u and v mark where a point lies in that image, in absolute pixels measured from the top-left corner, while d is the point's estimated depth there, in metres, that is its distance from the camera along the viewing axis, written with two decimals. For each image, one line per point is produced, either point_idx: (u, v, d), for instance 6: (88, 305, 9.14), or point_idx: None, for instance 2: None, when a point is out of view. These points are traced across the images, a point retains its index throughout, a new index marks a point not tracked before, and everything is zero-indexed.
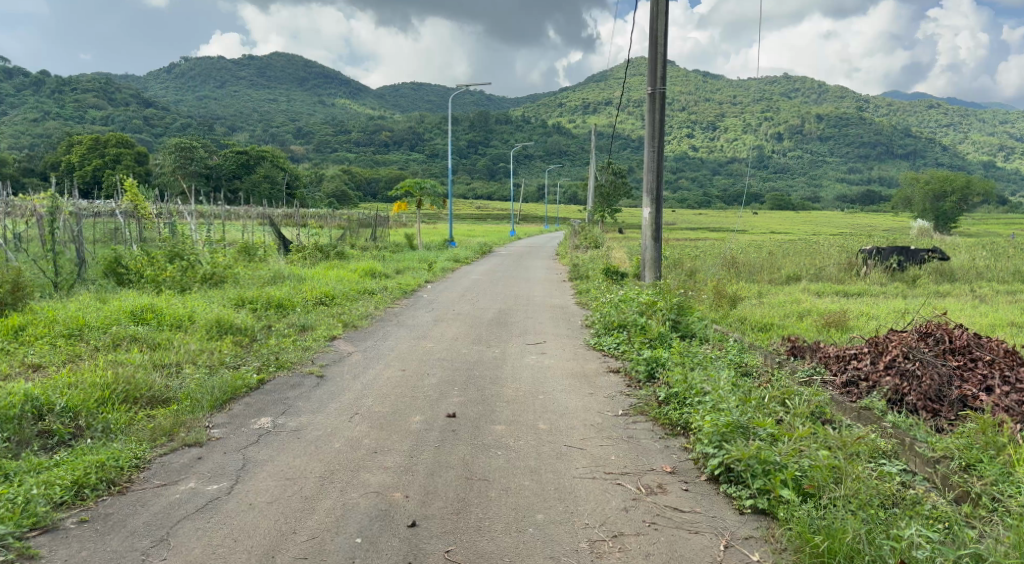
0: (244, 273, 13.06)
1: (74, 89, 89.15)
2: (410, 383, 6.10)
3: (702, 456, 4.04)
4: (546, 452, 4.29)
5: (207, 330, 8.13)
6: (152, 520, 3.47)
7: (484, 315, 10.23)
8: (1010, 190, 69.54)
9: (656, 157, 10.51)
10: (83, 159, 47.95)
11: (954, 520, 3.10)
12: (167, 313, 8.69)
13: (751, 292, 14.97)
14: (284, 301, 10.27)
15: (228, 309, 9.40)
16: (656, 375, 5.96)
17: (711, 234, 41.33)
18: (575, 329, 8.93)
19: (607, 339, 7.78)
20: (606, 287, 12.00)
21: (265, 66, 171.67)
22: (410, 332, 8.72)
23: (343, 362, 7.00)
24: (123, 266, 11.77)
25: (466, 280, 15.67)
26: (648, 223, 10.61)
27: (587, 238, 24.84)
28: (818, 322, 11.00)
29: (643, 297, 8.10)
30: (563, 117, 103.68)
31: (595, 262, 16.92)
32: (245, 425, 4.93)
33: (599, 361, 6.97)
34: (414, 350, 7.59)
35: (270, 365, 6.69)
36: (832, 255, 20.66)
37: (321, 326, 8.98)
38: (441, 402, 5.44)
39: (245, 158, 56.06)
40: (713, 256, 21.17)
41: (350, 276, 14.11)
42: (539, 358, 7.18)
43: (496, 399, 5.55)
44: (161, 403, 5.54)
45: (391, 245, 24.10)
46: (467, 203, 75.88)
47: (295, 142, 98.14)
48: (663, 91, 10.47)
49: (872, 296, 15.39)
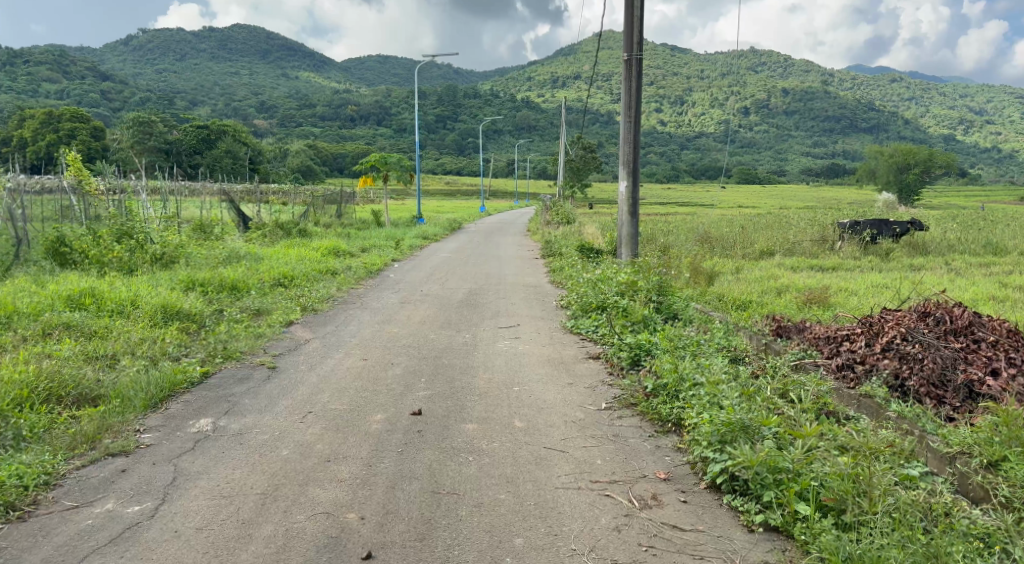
0: (200, 253, 12.30)
1: (26, 61, 85.57)
2: (371, 374, 5.55)
3: (699, 461, 3.61)
4: (524, 457, 3.78)
5: (151, 317, 7.40)
6: (54, 556, 2.89)
7: (453, 296, 9.67)
8: (969, 162, 70.71)
9: (633, 127, 10.01)
10: (36, 134, 45.95)
11: (997, 539, 2.69)
12: (108, 296, 7.96)
13: (727, 268, 14.63)
14: (238, 284, 9.58)
15: (177, 293, 8.69)
16: (641, 362, 5.51)
17: (680, 209, 41.33)
18: (550, 311, 8.43)
19: (584, 322, 7.28)
20: (581, 264, 11.55)
21: (226, 39, 166.60)
22: (373, 315, 8.15)
23: (298, 350, 6.40)
24: (66, 246, 10.91)
25: (434, 258, 15.10)
26: (625, 197, 10.12)
27: (559, 212, 24.35)
28: (799, 299, 10.75)
29: (622, 277, 7.64)
30: (532, 91, 102.47)
31: (568, 238, 16.44)
32: (181, 428, 4.32)
33: (577, 346, 6.50)
34: (378, 336, 7.01)
35: (217, 356, 6.03)
36: (805, 228, 20.50)
37: (277, 311, 8.37)
38: (405, 398, 4.91)
39: (205, 132, 54.28)
40: (686, 231, 20.88)
41: (311, 254, 13.38)
42: (511, 344, 6.66)
43: (468, 391, 5.06)
44: (89, 403, 4.84)
45: (356, 223, 23.35)
46: (435, 178, 74.87)
47: (259, 116, 95.56)
48: (640, 57, 9.89)
49: (847, 270, 15.20)
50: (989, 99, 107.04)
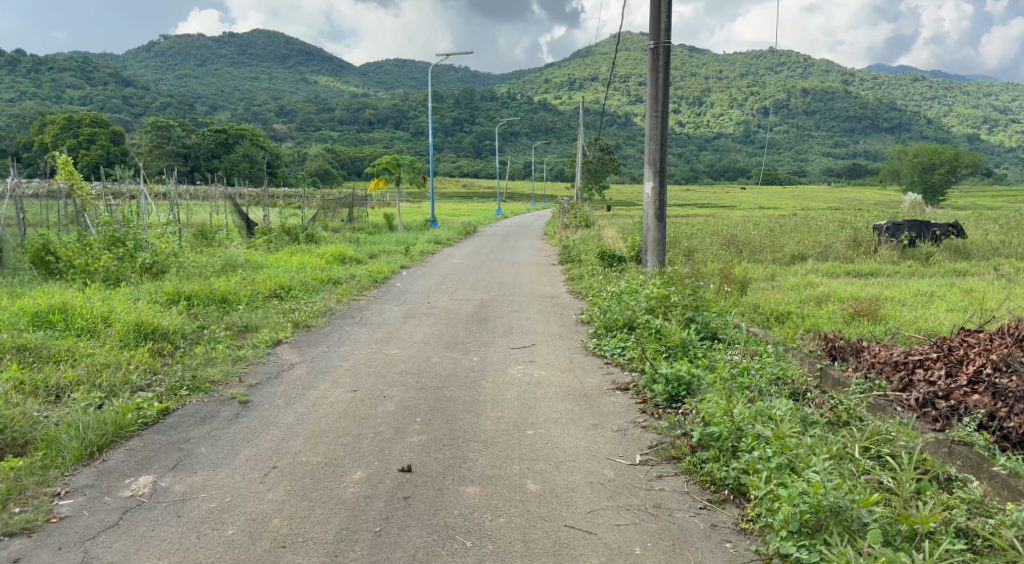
0: (195, 260, 11.49)
1: (50, 67, 86.13)
2: (357, 412, 4.66)
3: (777, 557, 2.77)
4: (540, 543, 2.92)
5: (122, 337, 6.56)
6: None
7: (463, 309, 8.78)
8: (996, 161, 68.46)
9: (659, 123, 9.11)
10: (56, 139, 45.51)
11: None
12: (79, 314, 7.11)
13: (760, 275, 13.68)
14: (228, 297, 8.77)
15: (158, 307, 7.86)
16: (683, 398, 4.62)
17: (701, 211, 40.15)
18: (570, 327, 7.52)
19: (609, 343, 6.37)
20: (602, 273, 10.62)
21: (246, 45, 167.40)
22: (373, 334, 7.30)
23: (279, 378, 5.56)
24: (52, 254, 10.09)
25: (446, 265, 14.24)
26: (650, 200, 9.18)
27: (578, 215, 23.42)
28: (845, 310, 9.75)
29: (652, 289, 6.73)
30: (549, 92, 101.45)
31: (588, 242, 15.55)
32: (113, 491, 3.46)
33: (600, 373, 5.62)
34: (374, 360, 6.12)
35: (180, 389, 5.16)
36: (837, 230, 19.42)
37: (266, 328, 7.56)
38: (394, 446, 4.02)
39: (223, 136, 53.94)
40: (710, 234, 19.91)
41: (315, 262, 12.57)
42: (524, 370, 5.75)
43: (473, 435, 4.20)
44: (13, 452, 3.97)
45: (368, 227, 22.60)
46: (453, 181, 74.18)
47: (278, 121, 95.60)
48: (667, 45, 8.99)
49: (887, 277, 14.16)
50: (1015, 96, 103.90)
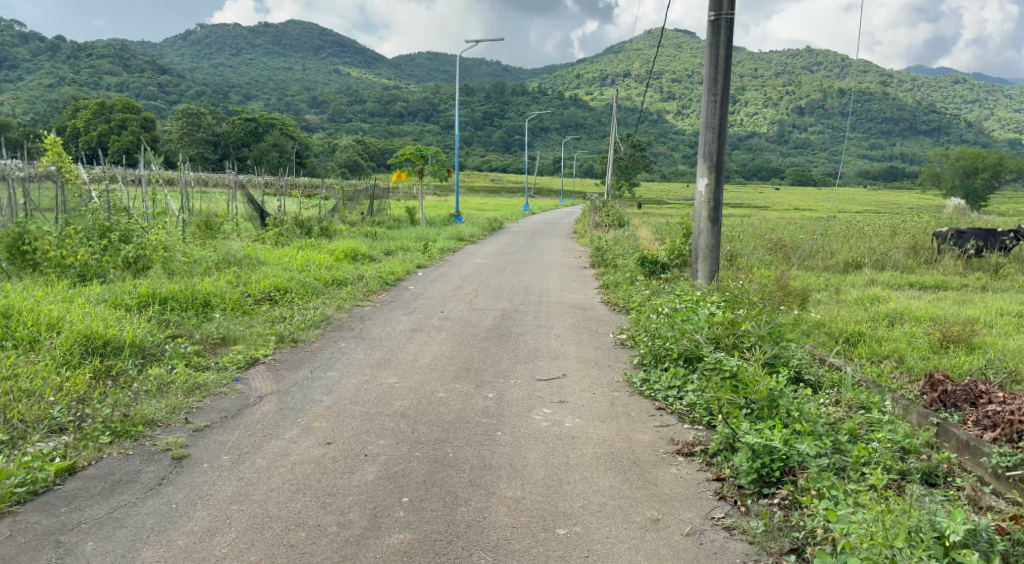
0: (188, 255, 10.29)
1: (89, 55, 86.54)
2: (324, 482, 3.38)
3: None
4: None
5: (65, 350, 5.37)
6: None
7: (478, 323, 7.46)
8: None
9: (718, 108, 7.65)
10: (88, 124, 45.53)
11: None
12: (23, 317, 5.93)
13: (815, 286, 12.14)
14: (210, 300, 7.58)
15: (122, 312, 6.67)
16: (784, 481, 3.30)
17: (735, 212, 38.37)
18: (609, 353, 6.18)
19: (660, 379, 5.04)
20: (642, 284, 9.21)
21: (282, 35, 168.08)
22: (369, 355, 6.02)
23: (237, 417, 4.35)
24: (28, 245, 8.96)
25: (465, 266, 12.94)
26: (703, 200, 7.76)
27: (610, 212, 21.95)
28: (926, 333, 8.23)
29: (715, 314, 5.32)
30: (581, 88, 99.72)
31: (621, 244, 14.17)
32: None
33: (653, 428, 4.25)
34: (364, 394, 4.83)
35: (103, 433, 3.95)
36: (891, 236, 17.66)
37: (247, 340, 6.38)
38: (361, 556, 2.74)
39: (253, 125, 53.06)
40: (753, 236, 18.32)
41: (322, 259, 11.40)
42: (553, 418, 4.42)
43: (480, 534, 2.91)
44: None
45: (389, 220, 21.51)
46: (480, 175, 72.91)
47: (310, 113, 95.27)
48: (730, 16, 7.52)
49: (956, 292, 12.50)
50: None
